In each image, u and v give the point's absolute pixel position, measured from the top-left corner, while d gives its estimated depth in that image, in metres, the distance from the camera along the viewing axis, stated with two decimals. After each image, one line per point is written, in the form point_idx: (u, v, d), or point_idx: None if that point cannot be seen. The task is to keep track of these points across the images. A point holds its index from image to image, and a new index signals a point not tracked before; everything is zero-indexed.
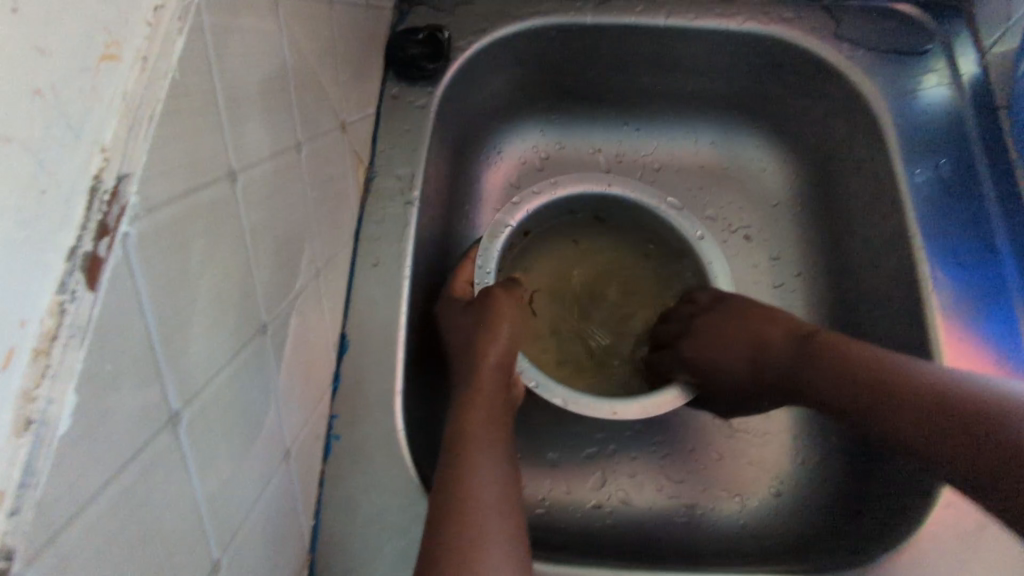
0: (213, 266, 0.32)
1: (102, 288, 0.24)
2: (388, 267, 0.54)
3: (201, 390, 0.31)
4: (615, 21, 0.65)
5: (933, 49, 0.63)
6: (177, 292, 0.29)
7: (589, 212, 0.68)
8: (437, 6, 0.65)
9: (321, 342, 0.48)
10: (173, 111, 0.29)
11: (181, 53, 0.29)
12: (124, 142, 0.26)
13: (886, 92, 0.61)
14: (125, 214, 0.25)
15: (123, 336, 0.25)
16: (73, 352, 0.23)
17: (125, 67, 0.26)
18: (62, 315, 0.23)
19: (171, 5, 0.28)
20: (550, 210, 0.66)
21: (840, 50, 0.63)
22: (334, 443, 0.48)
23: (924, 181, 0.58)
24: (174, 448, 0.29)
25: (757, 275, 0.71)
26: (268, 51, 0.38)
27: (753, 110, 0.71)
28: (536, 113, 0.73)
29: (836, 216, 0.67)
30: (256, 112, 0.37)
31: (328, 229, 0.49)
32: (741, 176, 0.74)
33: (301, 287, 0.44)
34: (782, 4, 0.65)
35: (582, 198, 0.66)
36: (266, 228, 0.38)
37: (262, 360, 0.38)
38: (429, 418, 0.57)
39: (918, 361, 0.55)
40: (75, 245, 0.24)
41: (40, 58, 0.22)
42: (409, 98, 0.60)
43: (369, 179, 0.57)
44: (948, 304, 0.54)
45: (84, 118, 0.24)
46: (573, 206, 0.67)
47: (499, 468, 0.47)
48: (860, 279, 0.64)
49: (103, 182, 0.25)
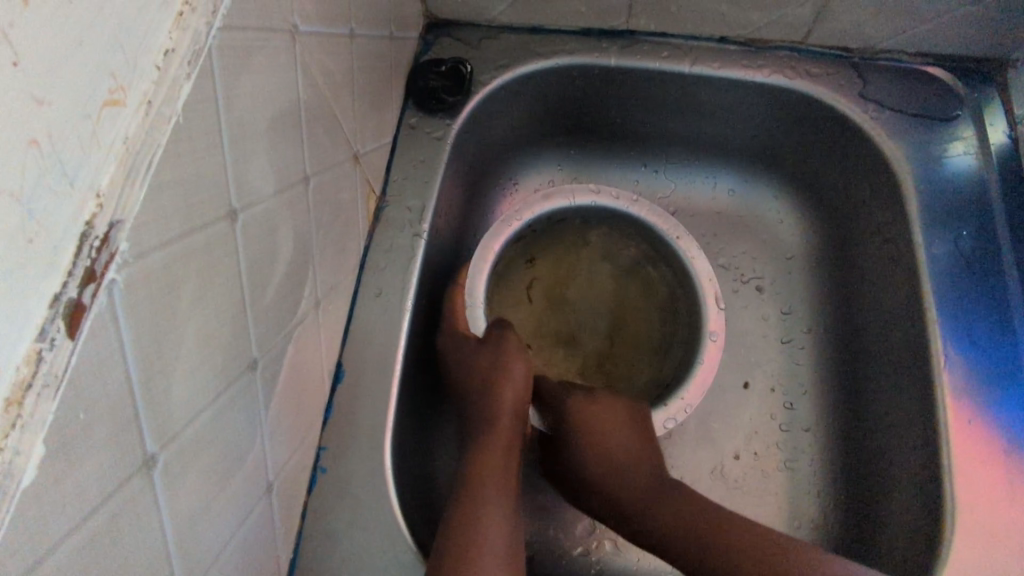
0: (204, 305, 0.32)
1: (81, 337, 0.24)
2: (390, 299, 0.54)
3: (180, 431, 0.31)
4: (639, 64, 0.64)
5: (962, 116, 0.61)
6: (162, 334, 0.29)
7: (641, 240, 0.67)
8: (462, 38, 0.65)
9: (315, 373, 0.47)
10: (173, 154, 0.29)
11: (187, 96, 0.29)
12: (119, 189, 0.26)
13: (910, 156, 0.60)
14: (114, 261, 0.26)
15: (100, 382, 0.25)
16: (46, 402, 0.23)
17: (130, 112, 0.26)
18: (38, 364, 0.23)
19: (183, 48, 0.29)
20: (603, 211, 0.66)
21: (866, 110, 0.62)
22: (320, 474, 0.48)
23: (943, 252, 0.57)
24: (146, 490, 0.29)
25: (765, 329, 0.69)
26: (282, 87, 0.38)
27: (773, 161, 0.70)
28: (554, 147, 0.72)
29: (850, 276, 0.66)
30: (262, 149, 0.37)
31: (332, 259, 0.49)
32: (757, 226, 0.72)
33: (299, 318, 0.44)
34: (810, 58, 0.64)
35: (641, 225, 0.66)
36: (266, 262, 0.38)
37: (250, 395, 0.38)
38: (424, 454, 0.57)
39: (923, 437, 0.54)
40: (59, 293, 0.24)
41: (41, 108, 0.22)
42: (427, 128, 0.60)
43: (380, 209, 0.57)
44: (958, 381, 0.53)
45: (80, 164, 0.24)
46: (629, 227, 0.67)
47: (508, 510, 0.49)
48: (870, 343, 0.62)
49: (95, 228, 0.25)
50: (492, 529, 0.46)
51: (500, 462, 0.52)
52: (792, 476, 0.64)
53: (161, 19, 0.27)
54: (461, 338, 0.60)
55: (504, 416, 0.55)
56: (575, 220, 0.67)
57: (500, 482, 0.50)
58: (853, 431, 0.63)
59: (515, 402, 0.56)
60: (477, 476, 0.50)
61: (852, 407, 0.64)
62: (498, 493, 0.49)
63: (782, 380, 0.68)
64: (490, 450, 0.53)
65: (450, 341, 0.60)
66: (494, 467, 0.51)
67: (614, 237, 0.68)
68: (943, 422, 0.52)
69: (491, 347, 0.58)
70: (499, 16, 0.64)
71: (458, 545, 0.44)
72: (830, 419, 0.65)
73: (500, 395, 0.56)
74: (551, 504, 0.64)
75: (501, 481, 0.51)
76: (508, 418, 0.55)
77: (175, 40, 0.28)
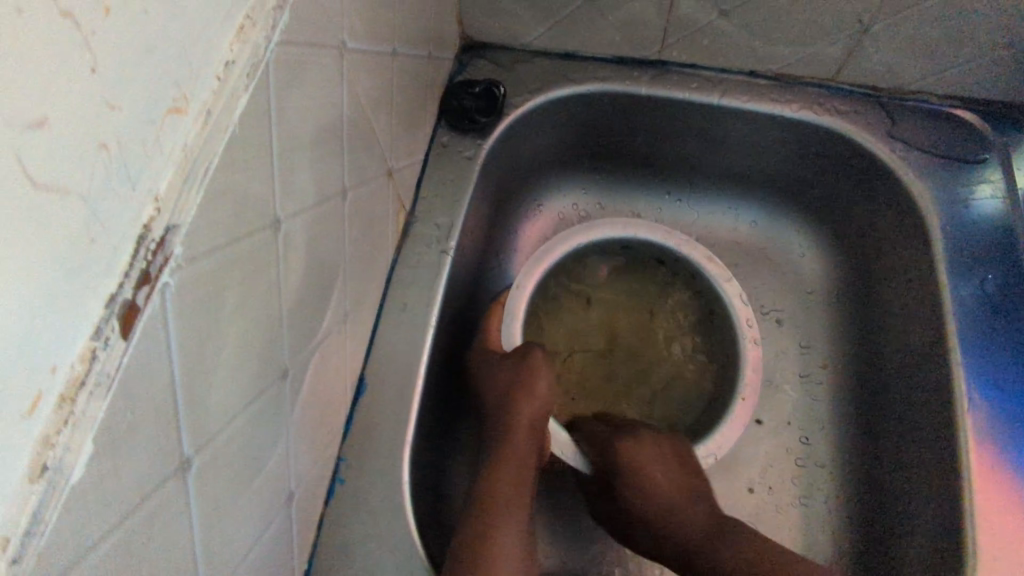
0: (244, 312, 0.32)
1: (133, 337, 0.25)
2: (414, 313, 0.54)
3: (214, 436, 0.31)
4: (669, 94, 0.65)
5: (988, 159, 0.62)
6: (205, 339, 0.29)
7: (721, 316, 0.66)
8: (497, 61, 0.66)
9: (339, 383, 0.48)
10: (228, 162, 0.29)
11: (244, 107, 0.30)
12: (176, 195, 0.26)
13: (936, 196, 0.60)
14: (167, 265, 0.26)
15: (147, 383, 0.26)
16: (97, 402, 0.23)
17: (190, 120, 0.27)
18: (92, 361, 0.23)
19: (242, 61, 0.29)
20: (682, 262, 0.67)
21: (893, 149, 0.62)
22: (337, 486, 0.48)
23: (969, 294, 0.57)
24: (180, 493, 0.29)
25: (783, 363, 0.69)
26: (328, 102, 0.39)
27: (798, 195, 0.71)
28: (580, 171, 0.73)
29: (872, 313, 0.66)
30: (307, 162, 0.37)
31: (361, 272, 0.50)
32: (779, 259, 0.73)
33: (327, 328, 0.45)
34: (839, 96, 0.65)
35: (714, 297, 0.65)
36: (302, 274, 0.39)
37: (279, 404, 0.38)
38: (440, 472, 0.57)
39: (942, 479, 0.53)
40: (115, 292, 0.24)
41: (112, 114, 0.23)
42: (457, 147, 0.61)
43: (408, 224, 0.58)
44: (981, 425, 0.52)
45: (142, 169, 0.25)
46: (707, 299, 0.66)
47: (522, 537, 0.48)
48: (890, 383, 0.62)
49: (151, 232, 0.25)
50: (506, 548, 0.46)
51: (517, 478, 0.51)
52: (807, 512, 0.64)
53: (224, 30, 0.28)
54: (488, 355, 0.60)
55: (516, 434, 0.54)
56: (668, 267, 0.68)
57: (516, 495, 0.50)
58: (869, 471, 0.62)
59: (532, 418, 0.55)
60: (492, 490, 0.50)
61: (868, 445, 0.63)
62: (514, 509, 0.49)
63: (799, 414, 0.68)
64: (506, 462, 0.52)
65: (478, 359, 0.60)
66: (508, 483, 0.51)
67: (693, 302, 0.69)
68: (964, 468, 0.51)
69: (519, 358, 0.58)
70: (534, 41, 0.65)
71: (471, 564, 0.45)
72: (846, 457, 0.65)
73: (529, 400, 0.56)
74: (562, 529, 0.63)
75: (518, 496, 0.50)
76: (521, 437, 0.54)
77: (235, 53, 0.29)
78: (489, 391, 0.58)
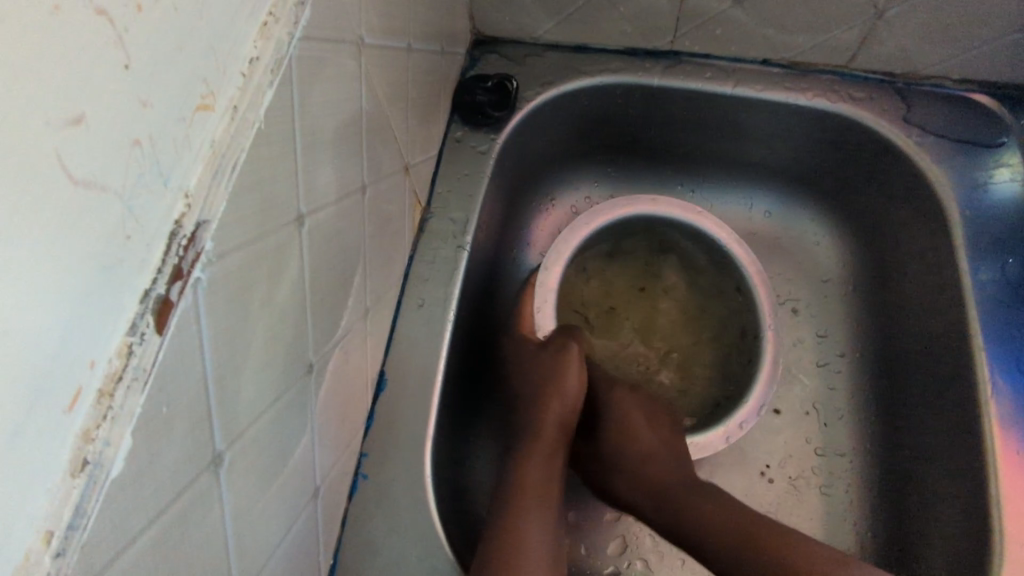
0: (272, 307, 0.33)
1: (168, 332, 0.25)
2: (432, 308, 0.55)
3: (244, 430, 0.31)
4: (682, 84, 0.65)
5: (1007, 143, 0.61)
6: (236, 334, 0.30)
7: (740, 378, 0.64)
8: (509, 56, 0.66)
9: (360, 378, 0.48)
10: (254, 158, 0.29)
11: (269, 103, 0.30)
12: (206, 190, 0.27)
13: (955, 181, 0.60)
14: (199, 260, 0.26)
15: (182, 377, 0.26)
16: (134, 396, 0.23)
17: (217, 116, 0.27)
18: (129, 356, 0.23)
19: (267, 57, 0.30)
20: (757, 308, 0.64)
21: (909, 135, 0.62)
22: (360, 481, 0.48)
23: (989, 280, 0.56)
24: (214, 487, 0.29)
25: (800, 351, 0.69)
26: (348, 98, 0.39)
27: (814, 184, 0.70)
28: (593, 165, 0.73)
29: (890, 300, 0.66)
30: (329, 158, 0.38)
31: (380, 268, 0.50)
32: (794, 248, 0.72)
33: (348, 324, 0.45)
34: (853, 83, 0.64)
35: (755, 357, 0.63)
36: (325, 270, 0.39)
37: (305, 398, 0.38)
38: (460, 465, 0.57)
39: (967, 465, 0.53)
40: (149, 288, 0.24)
41: (145, 111, 0.23)
42: (471, 142, 0.61)
43: (424, 220, 0.58)
44: (1005, 411, 0.52)
45: (173, 165, 0.25)
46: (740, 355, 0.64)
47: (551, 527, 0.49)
48: (909, 370, 0.62)
49: (183, 227, 0.26)
50: (535, 534, 0.47)
51: (544, 469, 0.52)
52: (828, 500, 0.64)
53: (248, 28, 0.29)
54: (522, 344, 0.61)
55: (549, 423, 0.55)
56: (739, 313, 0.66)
57: (545, 483, 0.52)
58: (891, 458, 0.62)
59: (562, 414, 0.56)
60: (521, 477, 0.51)
61: (889, 434, 0.63)
62: (542, 499, 0.50)
63: (819, 402, 0.67)
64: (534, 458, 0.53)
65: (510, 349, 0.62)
66: (538, 473, 0.52)
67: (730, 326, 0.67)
68: (989, 456, 0.51)
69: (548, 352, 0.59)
70: (545, 35, 0.66)
71: (500, 549, 0.46)
72: (867, 445, 0.64)
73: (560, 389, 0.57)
74: (583, 522, 0.63)
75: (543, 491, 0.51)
76: (553, 427, 0.55)
77: (259, 49, 0.29)
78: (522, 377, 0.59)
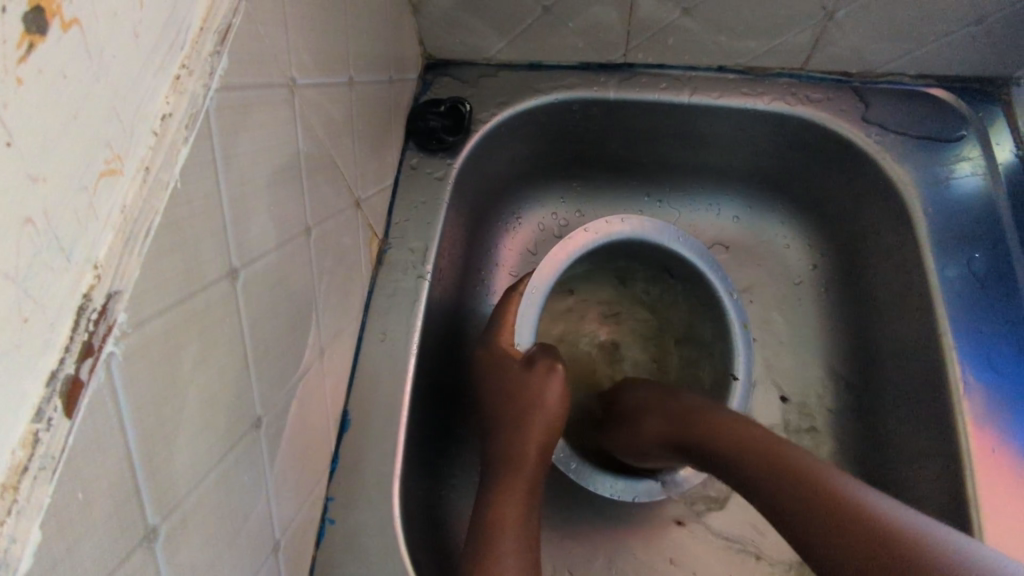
0: (206, 369, 0.31)
1: (78, 414, 0.24)
2: (394, 341, 0.53)
3: (184, 498, 0.30)
4: (638, 96, 0.64)
5: (967, 135, 0.61)
6: (164, 402, 0.28)
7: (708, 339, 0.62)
8: (462, 78, 0.65)
9: (322, 421, 0.47)
10: (171, 221, 0.28)
11: (184, 162, 0.29)
12: (117, 258, 0.26)
13: (916, 177, 0.59)
14: (112, 333, 0.25)
15: (97, 457, 0.25)
16: (42, 486, 0.22)
17: (126, 180, 0.26)
18: (35, 446, 0.22)
19: (180, 112, 0.29)
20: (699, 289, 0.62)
21: (869, 134, 0.62)
22: (327, 527, 0.47)
23: (956, 276, 0.56)
24: (147, 565, 0.28)
25: (775, 357, 0.69)
26: (282, 142, 0.38)
27: (778, 187, 0.70)
28: (556, 181, 0.72)
29: (861, 298, 0.65)
30: (263, 207, 0.37)
31: (337, 306, 0.49)
32: (765, 253, 0.71)
33: (305, 368, 0.44)
34: (811, 85, 0.64)
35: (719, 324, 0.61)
36: (269, 319, 0.38)
37: (254, 454, 0.37)
38: (435, 497, 0.57)
39: (944, 465, 0.53)
40: (56, 369, 0.23)
41: (36, 187, 0.22)
42: (427, 168, 0.61)
43: (382, 251, 0.57)
44: (978, 410, 0.52)
45: (77, 238, 0.24)
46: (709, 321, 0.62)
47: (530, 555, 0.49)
48: (884, 369, 0.62)
49: (92, 300, 0.25)
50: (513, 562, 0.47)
51: (524, 500, 0.52)
52: None
53: (157, 84, 0.28)
54: (501, 361, 0.58)
55: (531, 449, 0.54)
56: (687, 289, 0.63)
57: (524, 511, 0.51)
58: (871, 460, 0.62)
59: (543, 439, 0.54)
60: (501, 507, 0.51)
61: (870, 436, 0.62)
62: (522, 529, 0.50)
63: (797, 409, 0.67)
64: (509, 482, 0.52)
65: (487, 365, 0.58)
66: (516, 503, 0.51)
67: (688, 350, 0.65)
68: (964, 456, 0.51)
69: (527, 372, 0.56)
70: (498, 54, 0.65)
71: None
72: (847, 447, 0.64)
73: (545, 405, 0.55)
74: (568, 547, 0.62)
75: (526, 519, 0.51)
76: (536, 451, 0.54)
77: (172, 105, 0.29)
78: (507, 401, 0.56)
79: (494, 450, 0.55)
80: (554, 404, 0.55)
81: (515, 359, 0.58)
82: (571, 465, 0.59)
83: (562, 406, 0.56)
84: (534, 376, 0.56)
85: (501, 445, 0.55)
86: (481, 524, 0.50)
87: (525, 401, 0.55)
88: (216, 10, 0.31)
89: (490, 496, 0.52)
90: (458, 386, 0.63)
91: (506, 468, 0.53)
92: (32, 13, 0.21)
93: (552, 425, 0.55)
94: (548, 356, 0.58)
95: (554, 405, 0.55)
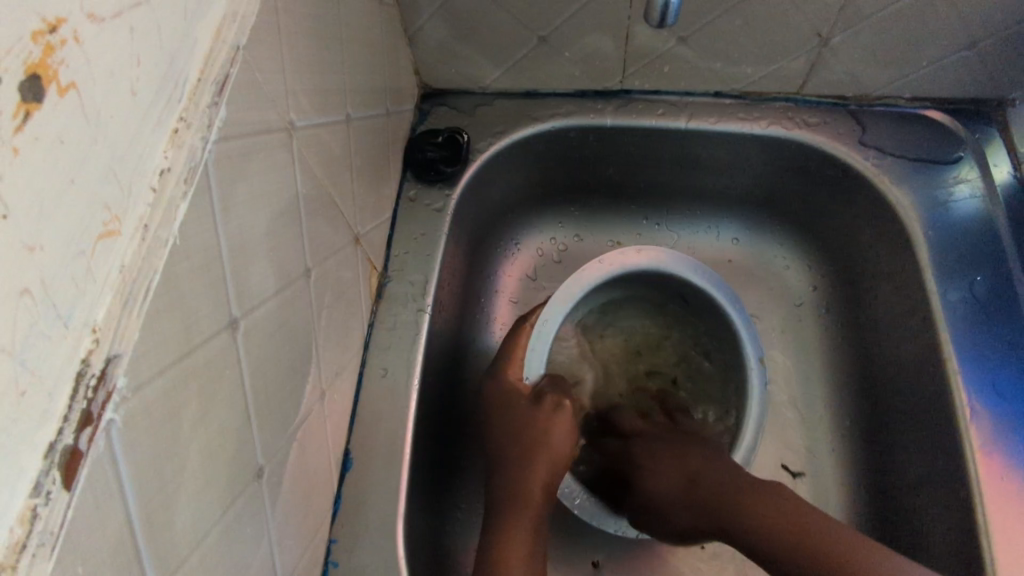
0: (207, 425, 0.31)
1: (78, 486, 0.23)
2: (395, 376, 0.53)
3: (186, 558, 0.30)
4: (635, 122, 0.64)
5: (964, 157, 0.61)
6: (164, 461, 0.28)
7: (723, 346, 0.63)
8: (459, 107, 0.65)
9: (323, 462, 0.46)
10: (170, 278, 0.28)
11: (183, 217, 0.29)
12: (116, 321, 0.25)
13: (915, 201, 0.59)
14: (112, 399, 0.25)
15: (97, 527, 0.24)
16: (41, 564, 0.22)
17: (125, 240, 0.26)
18: (33, 522, 0.22)
19: (178, 167, 0.28)
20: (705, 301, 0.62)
21: (866, 157, 0.62)
22: (331, 569, 0.46)
23: (958, 300, 0.56)
24: None
25: (778, 379, 0.68)
26: (280, 186, 0.38)
27: (777, 209, 0.70)
28: (555, 207, 0.72)
29: (862, 320, 0.65)
30: (262, 253, 0.36)
31: (337, 344, 0.48)
32: (764, 275, 0.71)
33: (306, 411, 0.43)
34: (807, 108, 0.64)
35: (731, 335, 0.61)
36: (270, 366, 0.37)
37: (256, 504, 0.36)
38: (438, 531, 0.56)
39: (952, 491, 0.52)
40: (54, 440, 0.23)
41: (32, 256, 0.22)
42: (426, 200, 0.60)
43: (382, 284, 0.57)
44: (985, 435, 0.51)
45: (75, 304, 0.23)
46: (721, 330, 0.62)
47: None
48: (888, 392, 0.61)
49: (91, 366, 0.24)
50: None
51: (529, 537, 0.51)
52: None
53: (154, 140, 0.27)
54: (506, 396, 0.57)
55: (535, 487, 0.53)
56: (694, 301, 0.63)
57: (531, 550, 0.50)
58: (878, 484, 0.61)
59: (547, 476, 0.53)
60: (508, 544, 0.50)
61: (875, 459, 0.62)
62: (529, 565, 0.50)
63: (802, 432, 0.66)
64: (514, 521, 0.51)
65: (495, 400, 0.57)
66: (521, 540, 0.50)
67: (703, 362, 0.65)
68: (973, 483, 0.50)
69: (532, 411, 0.56)
70: (494, 83, 0.65)
71: None
72: (852, 470, 0.63)
73: (550, 443, 0.54)
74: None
75: (531, 555, 0.50)
76: (540, 490, 0.53)
77: (170, 159, 0.28)
78: (513, 438, 0.55)
79: (498, 485, 0.54)
80: (562, 441, 0.55)
81: (523, 396, 0.57)
82: (579, 503, 0.57)
83: (568, 444, 0.55)
84: (540, 413, 0.56)
85: (505, 480, 0.54)
86: (487, 561, 0.50)
87: (529, 439, 0.55)
88: (214, 61, 0.31)
89: (496, 533, 0.51)
90: (461, 416, 0.62)
91: (511, 504, 0.52)
92: (28, 81, 0.21)
93: (558, 465, 0.54)
94: (556, 392, 0.57)
95: (559, 442, 0.55)
